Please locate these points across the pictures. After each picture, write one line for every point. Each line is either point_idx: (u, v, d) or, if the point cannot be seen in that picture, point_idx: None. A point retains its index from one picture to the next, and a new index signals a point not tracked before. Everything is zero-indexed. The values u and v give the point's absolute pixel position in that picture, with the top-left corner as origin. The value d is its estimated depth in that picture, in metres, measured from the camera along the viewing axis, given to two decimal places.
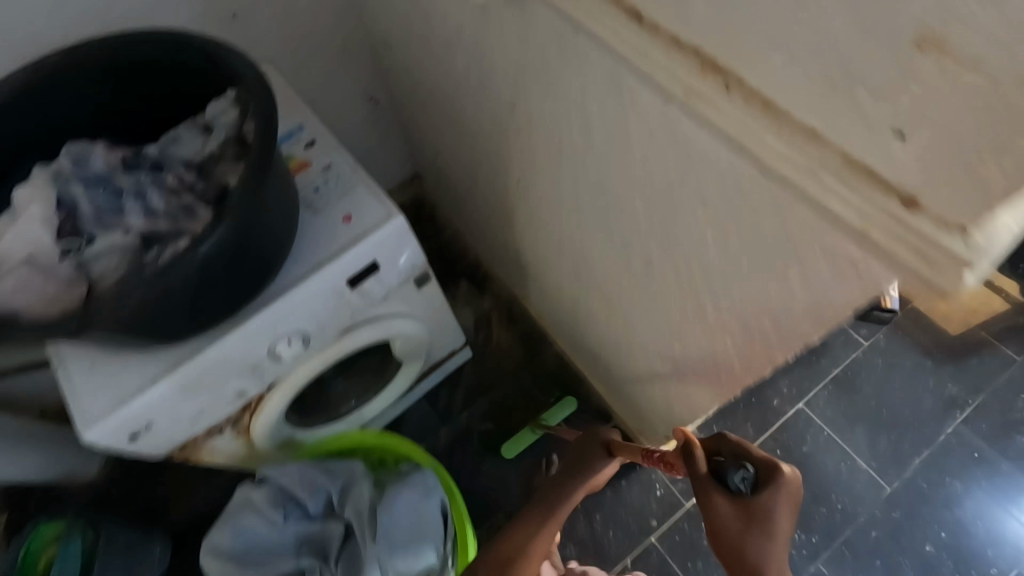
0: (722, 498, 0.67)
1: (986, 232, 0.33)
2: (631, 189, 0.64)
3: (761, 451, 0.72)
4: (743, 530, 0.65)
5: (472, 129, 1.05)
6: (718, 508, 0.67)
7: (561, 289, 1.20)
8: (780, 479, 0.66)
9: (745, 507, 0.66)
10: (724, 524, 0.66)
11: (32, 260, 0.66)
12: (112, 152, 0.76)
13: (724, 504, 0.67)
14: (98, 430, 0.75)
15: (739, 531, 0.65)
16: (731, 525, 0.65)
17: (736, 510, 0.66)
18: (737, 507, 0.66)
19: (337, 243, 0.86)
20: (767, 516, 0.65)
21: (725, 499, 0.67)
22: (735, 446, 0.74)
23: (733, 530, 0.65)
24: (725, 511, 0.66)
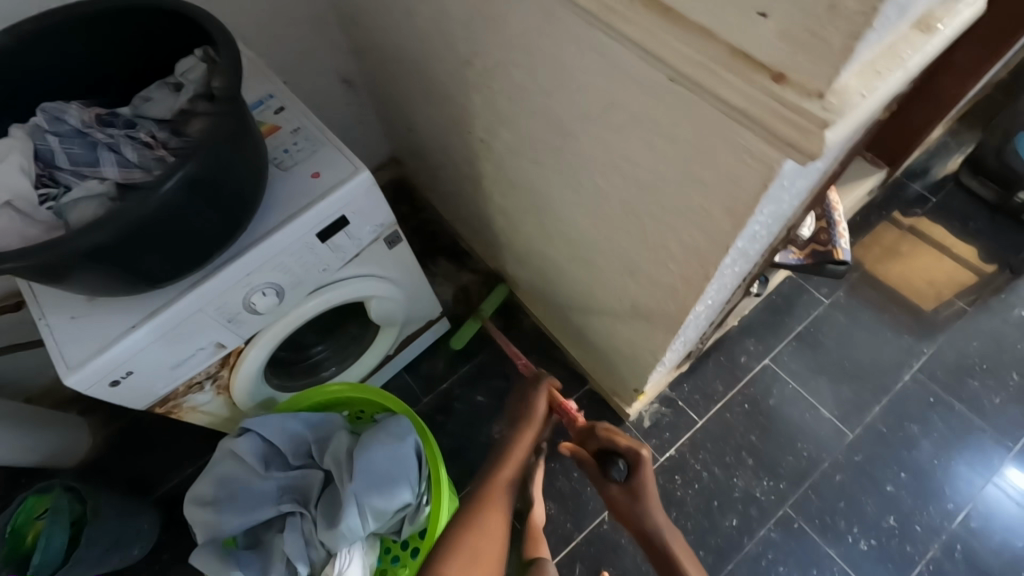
0: (614, 487, 0.94)
1: (837, 95, 0.40)
2: (572, 121, 0.70)
3: (624, 438, 0.96)
4: (631, 506, 0.92)
5: (436, 95, 1.09)
6: (614, 496, 0.94)
7: (532, 253, 1.24)
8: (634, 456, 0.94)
9: (625, 488, 0.93)
10: (619, 505, 0.94)
11: (11, 205, 0.70)
12: (86, 110, 0.79)
13: (615, 489, 0.94)
14: (80, 374, 0.79)
15: (629, 507, 0.92)
16: (623, 502, 0.93)
17: (623, 492, 0.93)
18: (624, 490, 0.93)
19: (307, 198, 0.90)
20: (642, 491, 0.92)
21: (616, 486, 0.94)
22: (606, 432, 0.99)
23: (626, 507, 0.93)
24: (615, 495, 0.94)
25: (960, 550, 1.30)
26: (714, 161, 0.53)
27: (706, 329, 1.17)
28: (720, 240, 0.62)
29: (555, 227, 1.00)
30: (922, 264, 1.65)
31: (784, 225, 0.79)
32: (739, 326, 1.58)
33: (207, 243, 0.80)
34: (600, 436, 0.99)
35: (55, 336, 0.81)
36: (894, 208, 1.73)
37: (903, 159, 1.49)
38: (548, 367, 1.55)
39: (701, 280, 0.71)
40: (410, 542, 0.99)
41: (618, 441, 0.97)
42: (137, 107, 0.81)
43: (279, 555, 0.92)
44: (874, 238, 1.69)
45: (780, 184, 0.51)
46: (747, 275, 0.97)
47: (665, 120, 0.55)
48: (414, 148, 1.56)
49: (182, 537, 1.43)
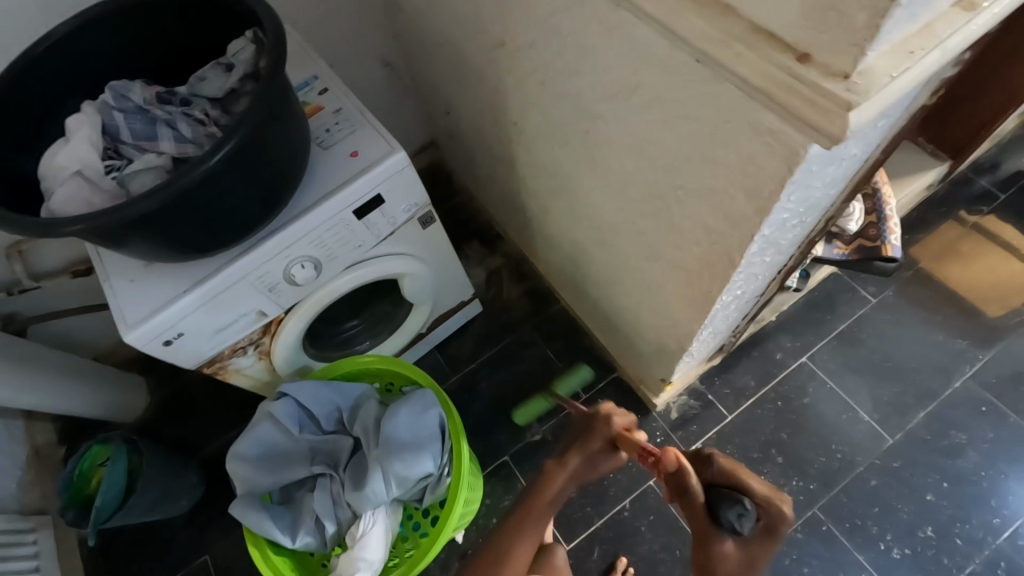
0: (730, 543, 0.67)
1: (862, 74, 0.39)
2: (601, 103, 0.70)
3: (757, 480, 0.72)
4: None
5: (473, 78, 1.11)
6: (725, 557, 0.66)
7: (561, 237, 1.24)
8: (769, 508, 0.69)
9: (744, 548, 0.67)
10: (728, 573, 0.66)
11: (80, 174, 0.77)
12: (147, 89, 0.85)
13: (730, 547, 0.66)
14: (137, 332, 0.86)
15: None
16: (734, 569, 0.66)
17: (739, 553, 0.66)
18: (741, 552, 0.67)
19: (345, 176, 0.94)
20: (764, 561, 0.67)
21: (733, 545, 0.67)
22: (730, 467, 0.74)
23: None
24: (730, 558, 0.66)
25: (1004, 567, 1.23)
26: (737, 143, 0.53)
27: (737, 321, 1.15)
28: (744, 227, 0.61)
29: (584, 210, 0.99)
30: (984, 266, 1.55)
31: (820, 215, 0.76)
32: (776, 322, 1.53)
33: (249, 214, 0.85)
34: (722, 469, 0.74)
35: (116, 297, 0.89)
36: (956, 205, 1.62)
37: (966, 153, 1.39)
38: (576, 353, 1.56)
39: (726, 266, 0.70)
40: (431, 511, 1.03)
41: (745, 480, 0.72)
42: (192, 85, 0.86)
43: (309, 513, 0.98)
44: (930, 235, 1.59)
45: (805, 170, 0.51)
46: (782, 267, 0.94)
47: (690, 102, 0.55)
48: (453, 132, 1.59)
49: (226, 493, 1.54)
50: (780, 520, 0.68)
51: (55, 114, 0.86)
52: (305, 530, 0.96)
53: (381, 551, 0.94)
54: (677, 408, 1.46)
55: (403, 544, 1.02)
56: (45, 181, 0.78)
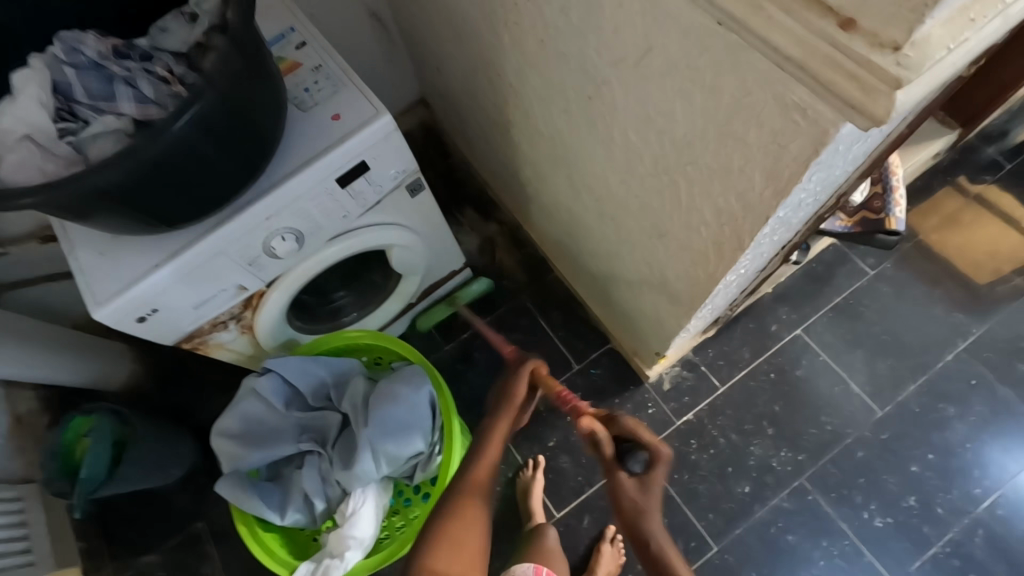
0: (624, 474, 0.79)
1: (916, 47, 0.33)
2: (606, 67, 0.64)
3: (647, 432, 0.82)
4: (638, 498, 0.76)
5: (465, 32, 1.02)
6: (623, 488, 0.78)
7: (558, 206, 1.19)
8: (654, 448, 0.79)
9: (638, 481, 0.77)
10: (628, 502, 0.77)
11: (30, 138, 0.70)
12: (102, 41, 0.77)
13: (625, 479, 0.78)
14: (107, 309, 0.81)
15: (636, 500, 0.76)
16: (628, 491, 0.77)
17: (632, 485, 0.77)
18: (636, 484, 0.77)
19: (326, 141, 0.87)
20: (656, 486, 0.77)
21: (626, 476, 0.78)
22: (629, 422, 0.85)
23: (630, 501, 0.77)
24: (627, 488, 0.77)
25: (982, 535, 1.27)
26: (758, 119, 0.48)
27: (736, 296, 1.12)
28: (758, 209, 0.57)
29: (583, 180, 0.94)
30: (985, 239, 1.52)
31: (835, 192, 0.72)
32: (774, 293, 1.51)
33: (223, 183, 0.79)
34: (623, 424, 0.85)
35: (83, 271, 0.83)
36: (962, 174, 1.58)
37: (981, 119, 1.33)
38: (569, 323, 1.53)
39: (735, 248, 0.66)
40: (422, 487, 1.02)
41: (639, 432, 0.83)
42: (154, 38, 0.78)
43: (297, 489, 0.97)
44: (934, 205, 1.56)
45: (834, 151, 0.46)
46: (787, 244, 0.90)
47: (708, 70, 0.49)
48: (443, 90, 1.50)
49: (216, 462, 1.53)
50: (659, 457, 0.77)
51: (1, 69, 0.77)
52: (294, 507, 0.95)
53: (372, 528, 0.93)
54: (671, 379, 1.45)
55: (394, 519, 1.01)
56: None
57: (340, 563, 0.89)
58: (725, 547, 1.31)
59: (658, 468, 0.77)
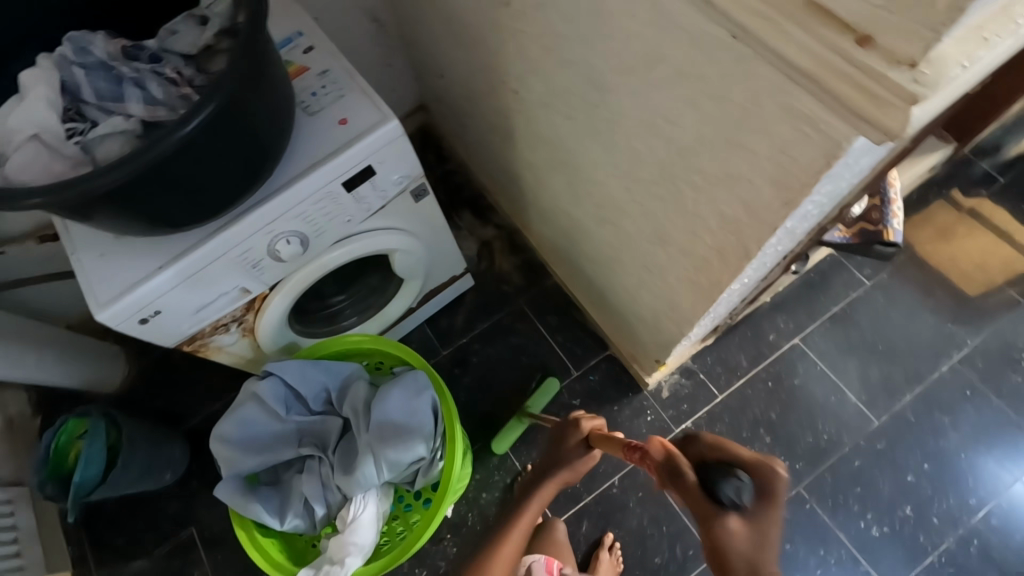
0: (734, 518, 0.57)
1: (931, 64, 0.34)
2: (615, 76, 0.65)
3: (737, 449, 0.67)
4: (758, 553, 0.55)
5: (471, 39, 1.03)
6: (728, 531, 0.57)
7: (559, 212, 1.19)
8: (765, 476, 0.61)
9: (749, 520, 0.57)
10: (738, 549, 0.56)
11: (37, 138, 0.69)
12: (111, 42, 0.77)
13: (735, 524, 0.57)
14: (110, 311, 0.80)
15: (753, 554, 0.55)
16: (743, 547, 0.56)
17: (744, 528, 0.57)
18: (748, 525, 0.57)
19: (332, 146, 0.87)
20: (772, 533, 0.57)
21: (736, 519, 0.57)
22: (713, 443, 0.70)
23: (745, 557, 0.55)
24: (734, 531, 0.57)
25: (976, 545, 1.28)
26: (768, 130, 0.48)
27: (736, 305, 1.13)
28: (766, 219, 0.57)
29: (587, 188, 0.94)
30: (978, 251, 1.54)
31: (837, 204, 0.73)
32: (770, 302, 1.52)
33: (229, 185, 0.78)
34: (710, 447, 0.69)
35: (86, 272, 0.82)
36: (955, 187, 1.60)
37: (974, 134, 1.36)
38: (568, 329, 1.53)
39: (741, 258, 0.66)
40: (423, 493, 1.02)
41: (733, 455, 0.66)
42: (162, 39, 0.78)
43: (297, 495, 0.96)
44: (927, 218, 1.58)
45: (844, 163, 0.47)
46: (788, 254, 0.91)
47: (718, 82, 0.50)
48: (445, 95, 1.50)
49: (209, 467, 1.50)
50: (775, 488, 0.60)
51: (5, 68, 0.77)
52: (294, 513, 0.94)
53: (373, 534, 0.93)
54: (669, 386, 1.45)
55: (394, 525, 1.01)
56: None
57: (340, 571, 0.88)
58: None
59: (774, 507, 0.59)
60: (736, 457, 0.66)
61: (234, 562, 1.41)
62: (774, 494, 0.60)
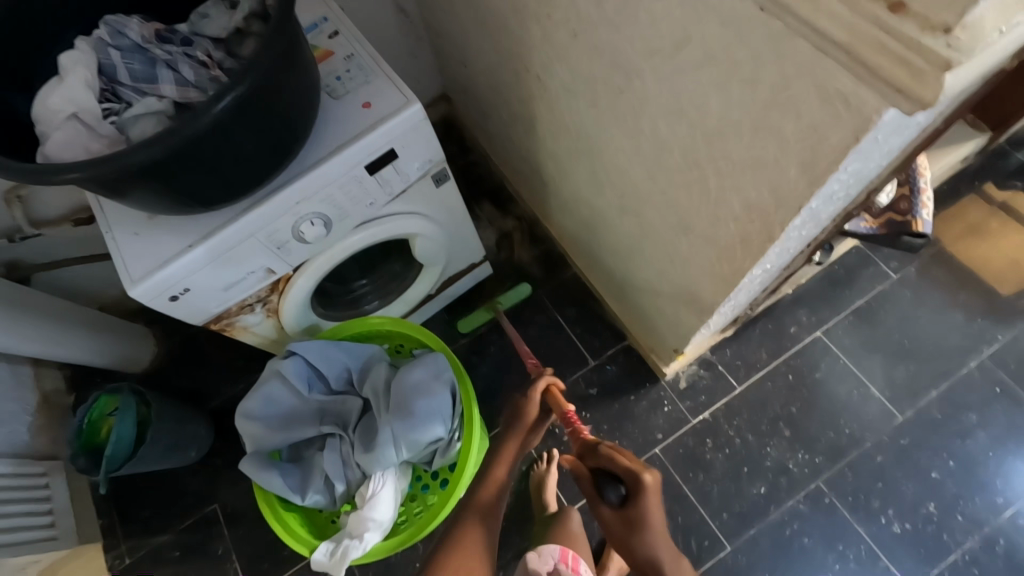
0: (606, 509, 0.80)
1: (967, 30, 0.34)
2: (640, 56, 0.65)
3: (624, 458, 0.80)
4: (625, 533, 0.78)
5: (494, 25, 1.03)
6: (606, 519, 0.80)
7: (579, 200, 1.19)
8: (632, 477, 0.77)
9: (620, 513, 0.78)
10: (612, 530, 0.79)
11: (76, 118, 0.72)
12: (146, 25, 0.79)
13: (607, 513, 0.80)
14: (141, 287, 0.83)
15: (622, 532, 0.78)
16: (617, 530, 0.78)
17: (617, 518, 0.78)
18: (619, 515, 0.78)
19: (356, 129, 0.89)
20: (640, 520, 0.76)
21: (609, 510, 0.79)
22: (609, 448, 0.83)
23: (618, 532, 0.79)
24: (608, 518, 0.79)
25: (1002, 545, 1.25)
26: (795, 106, 0.48)
27: (757, 295, 1.12)
28: (791, 200, 0.57)
29: (608, 174, 0.94)
30: (1012, 246, 1.50)
31: (864, 189, 0.72)
32: (793, 295, 1.50)
33: (257, 166, 0.80)
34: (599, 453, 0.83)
35: (120, 249, 0.85)
36: (989, 179, 1.56)
37: (1010, 125, 1.31)
38: (586, 319, 1.53)
39: (764, 241, 0.66)
40: (440, 474, 1.04)
41: (620, 459, 0.80)
42: (194, 23, 0.80)
43: (318, 471, 0.98)
44: (959, 211, 1.53)
45: (872, 139, 0.46)
46: (813, 242, 0.90)
47: (746, 57, 0.49)
48: (467, 84, 1.51)
49: (232, 447, 1.55)
50: (642, 486, 0.76)
51: (48, 52, 0.80)
52: (315, 488, 0.97)
53: (391, 511, 0.94)
54: (687, 378, 1.45)
55: (411, 504, 1.02)
56: (39, 124, 0.73)
57: (359, 545, 0.90)
58: (738, 548, 1.31)
59: (643, 503, 0.76)
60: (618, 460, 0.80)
61: (255, 539, 1.45)
62: (642, 497, 0.76)
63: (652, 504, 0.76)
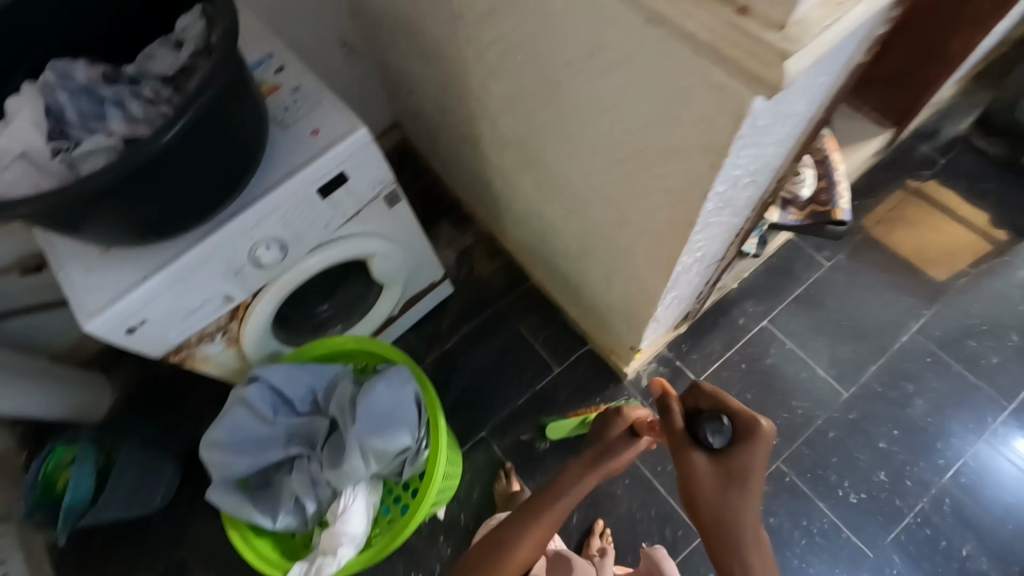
0: (701, 454, 0.63)
1: (796, 26, 0.41)
2: (561, 68, 0.72)
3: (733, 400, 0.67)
4: (721, 495, 0.60)
5: (433, 53, 1.10)
6: (697, 469, 0.62)
7: (528, 210, 1.26)
8: (746, 421, 0.64)
9: (719, 462, 0.62)
10: (703, 483, 0.61)
11: (26, 157, 0.74)
12: (93, 68, 0.82)
13: (701, 460, 0.63)
14: (97, 321, 0.84)
15: (719, 492, 0.60)
16: (707, 482, 0.61)
17: (714, 469, 0.62)
18: (716, 466, 0.62)
19: (306, 155, 0.93)
20: (747, 481, 0.60)
21: (704, 457, 0.63)
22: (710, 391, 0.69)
23: (709, 491, 0.61)
24: (702, 469, 0.62)
25: (949, 504, 1.34)
26: (687, 99, 0.55)
27: (700, 288, 1.21)
28: (700, 184, 0.64)
29: (552, 181, 1.01)
30: (927, 228, 1.64)
31: (771, 176, 0.80)
32: (739, 288, 1.59)
33: (209, 193, 0.84)
34: (702, 395, 0.69)
35: (73, 285, 0.86)
36: (902, 170, 1.71)
37: (908, 120, 1.46)
38: (548, 327, 1.59)
39: (686, 225, 0.73)
40: (411, 484, 1.05)
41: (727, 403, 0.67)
42: (141, 64, 0.84)
43: (288, 493, 0.99)
44: (879, 199, 1.68)
45: (752, 125, 0.54)
46: (739, 231, 0.99)
47: (641, 60, 0.57)
48: (415, 111, 1.57)
49: (199, 489, 1.50)
50: (758, 431, 0.63)
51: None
52: (285, 510, 0.97)
53: (363, 525, 0.96)
54: (648, 375, 1.51)
55: (384, 519, 1.03)
56: None
57: (333, 560, 0.91)
58: None
59: (756, 462, 0.61)
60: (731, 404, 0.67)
61: None
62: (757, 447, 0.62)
63: (761, 459, 0.62)
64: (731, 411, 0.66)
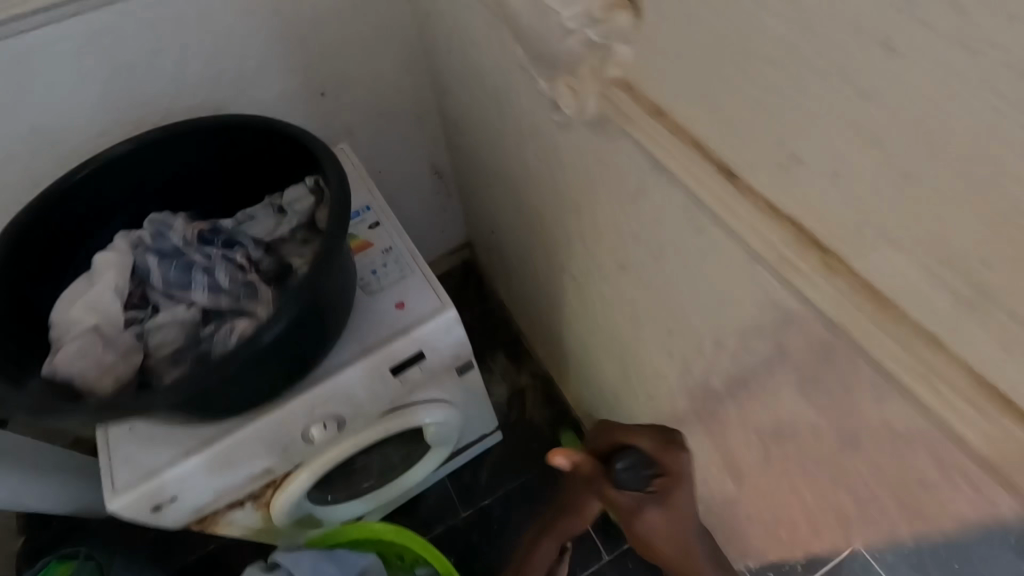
0: (656, 513, 0.62)
1: None
2: (704, 325, 0.63)
3: (641, 437, 0.64)
4: (674, 528, 0.64)
5: (535, 223, 1.04)
6: (654, 527, 0.63)
7: (606, 391, 1.14)
8: (665, 457, 0.63)
9: (669, 509, 0.63)
10: (659, 536, 0.64)
11: (95, 329, 0.69)
12: (190, 225, 0.78)
13: (655, 514, 0.62)
14: (123, 499, 0.75)
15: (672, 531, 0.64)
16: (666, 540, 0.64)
17: (666, 517, 0.63)
18: (667, 514, 0.62)
19: (386, 332, 0.86)
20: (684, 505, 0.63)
21: (657, 511, 0.62)
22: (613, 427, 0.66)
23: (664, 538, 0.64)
24: (658, 522, 0.62)
25: None
26: None
27: None
28: None
29: (649, 391, 0.88)
30: None
31: None
32: None
33: (290, 376, 0.77)
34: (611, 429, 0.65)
35: (110, 450, 0.78)
36: None
37: None
38: None
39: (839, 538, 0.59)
40: None
41: (629, 437, 0.64)
42: (239, 224, 0.81)
43: None
44: None
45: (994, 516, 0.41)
46: None
47: None
48: (495, 247, 1.50)
49: None
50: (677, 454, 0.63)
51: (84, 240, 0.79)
52: None
53: None
54: None
55: None
56: (55, 330, 0.69)
57: None
58: None
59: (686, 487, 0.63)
60: (639, 442, 0.64)
61: None
62: (676, 479, 0.62)
63: (685, 480, 0.63)
64: (641, 443, 0.64)
